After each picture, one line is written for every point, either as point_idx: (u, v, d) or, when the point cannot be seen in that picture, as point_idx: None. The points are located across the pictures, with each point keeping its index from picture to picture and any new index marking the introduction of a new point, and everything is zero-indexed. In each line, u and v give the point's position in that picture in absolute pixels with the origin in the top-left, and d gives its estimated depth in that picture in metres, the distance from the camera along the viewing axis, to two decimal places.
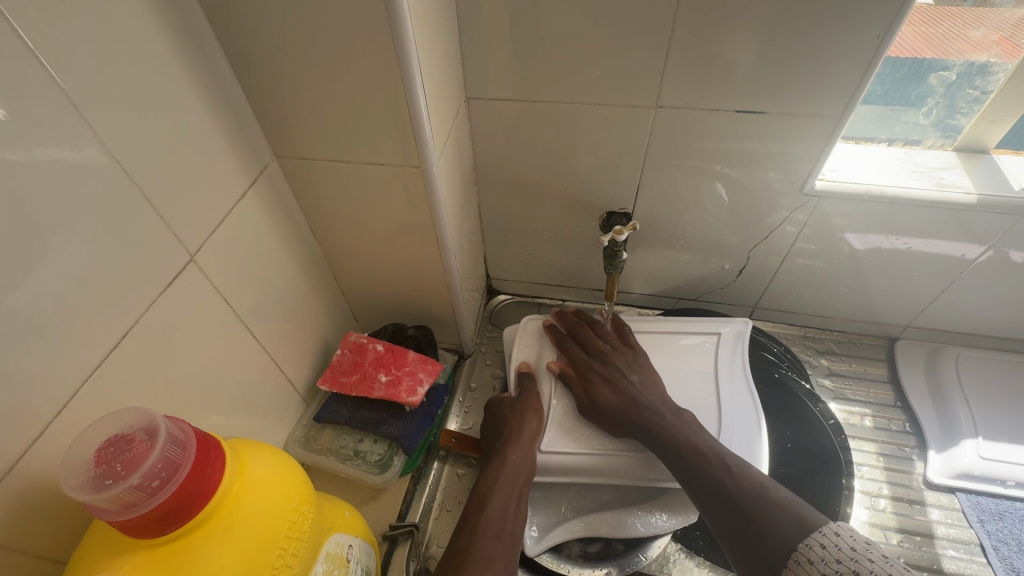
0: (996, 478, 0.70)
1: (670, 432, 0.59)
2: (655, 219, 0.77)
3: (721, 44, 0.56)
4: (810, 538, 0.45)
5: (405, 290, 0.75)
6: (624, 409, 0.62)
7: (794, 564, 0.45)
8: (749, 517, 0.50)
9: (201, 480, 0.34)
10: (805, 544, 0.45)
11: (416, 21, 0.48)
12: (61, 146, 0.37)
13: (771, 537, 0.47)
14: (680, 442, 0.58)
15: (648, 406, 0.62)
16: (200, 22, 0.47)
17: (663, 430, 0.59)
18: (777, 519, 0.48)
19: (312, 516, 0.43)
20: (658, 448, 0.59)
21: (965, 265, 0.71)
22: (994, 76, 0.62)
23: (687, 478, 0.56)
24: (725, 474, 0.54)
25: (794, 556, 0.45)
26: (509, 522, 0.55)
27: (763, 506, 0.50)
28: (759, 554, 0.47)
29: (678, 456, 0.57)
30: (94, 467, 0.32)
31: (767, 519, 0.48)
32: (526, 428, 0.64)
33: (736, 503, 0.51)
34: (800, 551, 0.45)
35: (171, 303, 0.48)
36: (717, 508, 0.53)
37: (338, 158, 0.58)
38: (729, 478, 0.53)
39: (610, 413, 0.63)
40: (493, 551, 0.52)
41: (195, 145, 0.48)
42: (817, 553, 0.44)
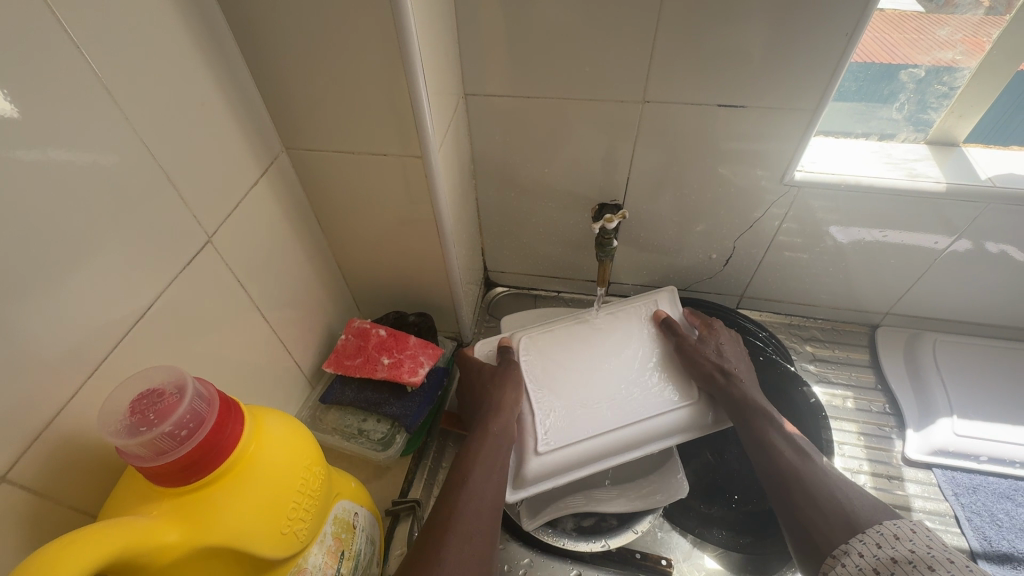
0: (970, 454, 0.73)
1: (750, 404, 0.64)
2: (645, 211, 0.81)
3: (702, 42, 0.60)
4: (901, 521, 0.47)
5: (406, 278, 0.79)
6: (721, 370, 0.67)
7: (876, 534, 0.47)
8: (826, 490, 0.54)
9: (224, 433, 0.37)
10: (892, 522, 0.47)
11: (418, 18, 0.51)
12: (94, 129, 0.40)
13: (852, 502, 0.52)
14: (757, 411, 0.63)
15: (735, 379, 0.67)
16: (215, 20, 0.51)
17: (745, 401, 0.64)
18: (856, 495, 0.53)
19: (322, 478, 0.46)
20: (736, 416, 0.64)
21: (938, 253, 0.74)
22: (960, 73, 0.66)
23: (761, 451, 0.60)
24: (801, 455, 0.58)
25: (878, 528, 0.48)
26: (490, 493, 0.56)
27: (834, 478, 0.55)
28: (832, 517, 0.52)
29: (751, 424, 0.62)
30: (128, 416, 0.35)
31: (846, 494, 0.53)
32: (506, 399, 0.64)
33: (815, 472, 0.56)
34: (888, 527, 0.47)
35: (189, 281, 0.51)
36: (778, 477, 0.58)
37: (343, 149, 0.62)
38: (808, 453, 0.59)
39: (706, 372, 0.67)
40: (475, 525, 0.52)
41: (211, 133, 0.51)
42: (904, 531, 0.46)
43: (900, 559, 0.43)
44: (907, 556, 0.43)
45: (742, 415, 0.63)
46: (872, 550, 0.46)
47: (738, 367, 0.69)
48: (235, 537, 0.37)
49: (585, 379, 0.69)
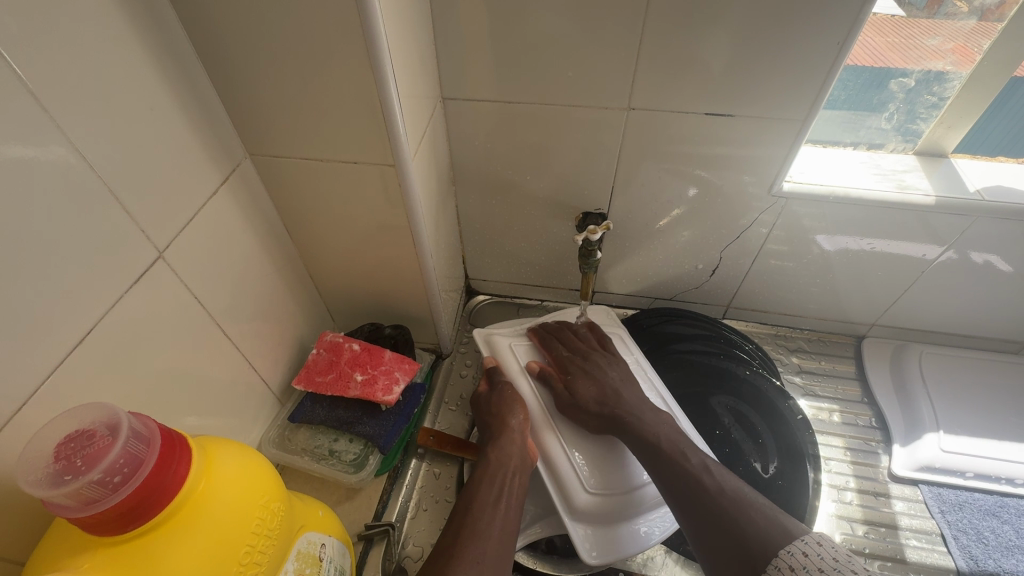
0: (956, 470, 0.72)
1: (650, 432, 0.60)
2: (630, 221, 0.79)
3: (690, 48, 0.58)
4: (792, 545, 0.47)
5: (382, 289, 0.75)
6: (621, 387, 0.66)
7: (774, 571, 0.46)
8: (726, 514, 0.52)
9: (167, 475, 0.34)
10: (787, 552, 0.47)
11: (389, 20, 0.48)
12: (24, 140, 0.36)
13: (744, 522, 0.51)
14: (660, 439, 0.59)
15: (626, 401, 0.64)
16: (168, 18, 0.47)
17: (647, 429, 0.61)
18: (758, 524, 0.50)
19: (281, 513, 0.43)
20: (637, 447, 0.60)
21: (927, 264, 0.73)
22: (950, 83, 0.64)
23: (663, 477, 0.57)
24: (704, 474, 0.56)
25: (776, 562, 0.47)
26: (505, 523, 0.55)
27: (741, 505, 0.53)
28: (733, 547, 0.50)
29: (657, 455, 0.58)
30: (53, 462, 0.32)
31: (744, 516, 0.51)
32: (511, 424, 0.63)
33: (714, 495, 0.54)
34: (783, 558, 0.46)
35: (138, 300, 0.47)
36: (685, 504, 0.55)
37: (312, 156, 0.58)
38: (708, 477, 0.55)
39: (592, 405, 0.63)
40: (483, 550, 0.51)
41: (163, 140, 0.48)
42: (799, 561, 0.46)
43: None
44: None
45: (646, 450, 0.59)
46: None
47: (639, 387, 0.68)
48: None
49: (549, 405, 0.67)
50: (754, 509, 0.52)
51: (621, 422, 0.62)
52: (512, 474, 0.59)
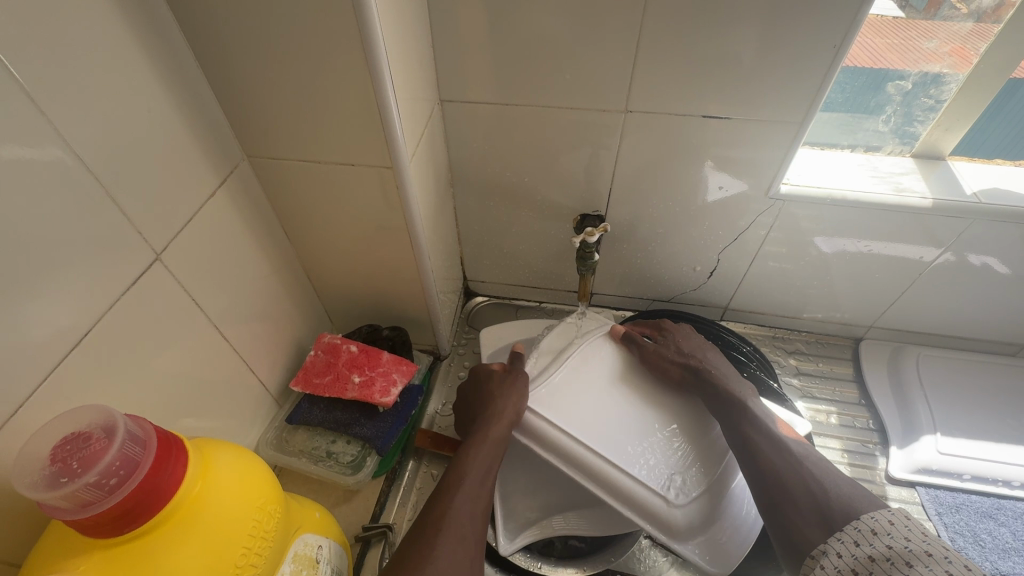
0: (953, 472, 0.72)
1: (733, 394, 0.64)
2: (628, 223, 0.79)
3: (687, 50, 0.58)
4: (878, 513, 0.50)
5: (380, 291, 0.75)
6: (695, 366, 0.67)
7: (854, 531, 0.50)
8: (806, 483, 0.55)
9: (163, 478, 0.34)
10: (870, 517, 0.50)
11: (386, 23, 0.48)
12: (21, 143, 0.36)
13: (829, 493, 0.54)
14: (743, 401, 0.63)
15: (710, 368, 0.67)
16: (165, 21, 0.47)
17: (728, 391, 0.64)
18: (839, 498, 0.53)
19: (277, 515, 0.43)
20: (720, 409, 0.63)
21: (924, 266, 0.73)
22: (947, 86, 0.64)
23: (744, 447, 0.60)
24: (778, 450, 0.59)
25: (857, 525, 0.50)
26: (479, 503, 0.55)
27: (825, 478, 0.56)
28: (827, 515, 0.52)
29: (734, 416, 0.62)
30: (49, 464, 0.32)
31: (825, 486, 0.55)
32: (499, 406, 0.62)
33: (797, 466, 0.57)
34: (866, 522, 0.49)
35: (135, 302, 0.47)
36: (763, 476, 0.57)
37: (309, 158, 0.58)
38: (793, 443, 0.60)
39: (674, 368, 0.67)
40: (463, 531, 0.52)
41: (160, 142, 0.48)
42: (882, 526, 0.48)
43: (886, 556, 0.46)
44: (891, 554, 0.45)
45: (726, 411, 0.63)
46: (851, 548, 0.48)
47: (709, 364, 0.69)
48: None
49: (593, 418, 0.63)
50: (832, 483, 0.55)
51: (703, 386, 0.65)
52: (493, 457, 0.59)
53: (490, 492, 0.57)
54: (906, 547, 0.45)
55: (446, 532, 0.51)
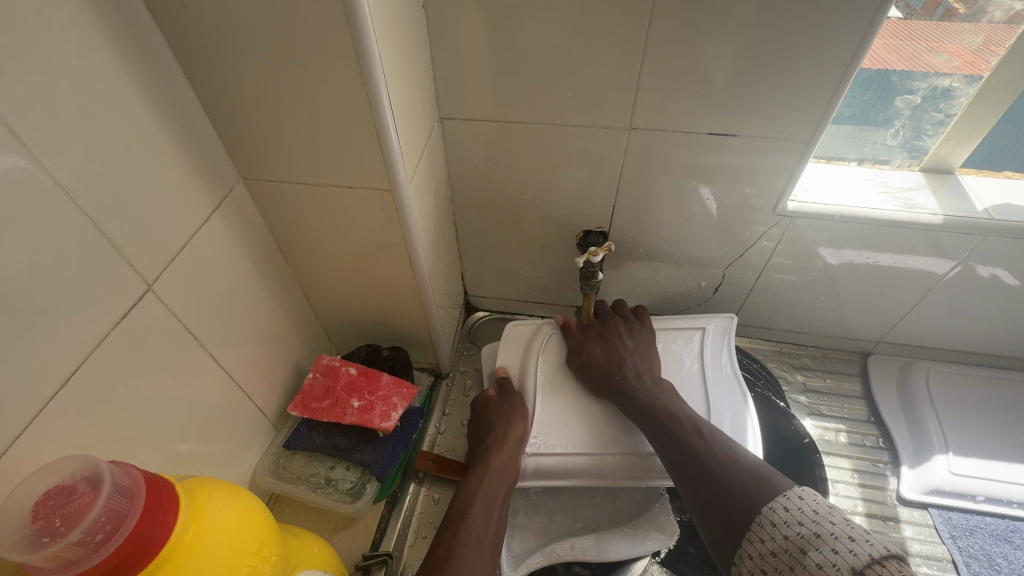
0: (967, 493, 0.71)
1: (648, 402, 0.63)
2: (632, 238, 0.77)
3: (691, 67, 0.57)
4: (776, 501, 0.46)
5: (379, 310, 0.74)
6: (615, 376, 0.66)
7: (757, 527, 0.46)
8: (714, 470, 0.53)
9: (152, 530, 0.33)
10: (768, 507, 0.46)
11: (384, 43, 0.47)
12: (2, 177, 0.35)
13: (723, 478, 0.51)
14: (656, 406, 0.62)
15: (636, 378, 0.66)
16: (157, 46, 0.46)
17: (646, 402, 0.63)
18: (742, 481, 0.50)
19: (274, 558, 0.41)
20: (638, 414, 0.63)
21: (937, 279, 0.72)
22: (957, 100, 0.63)
23: (664, 446, 0.59)
24: (697, 437, 0.57)
25: (757, 517, 0.46)
26: (489, 530, 0.55)
27: (727, 464, 0.53)
28: (719, 507, 0.50)
29: (654, 420, 0.61)
30: (31, 522, 0.30)
31: (727, 474, 0.52)
32: (503, 433, 0.65)
33: (706, 463, 0.54)
34: (765, 513, 0.46)
35: (127, 334, 0.46)
36: (679, 470, 0.56)
37: (307, 181, 0.57)
38: (699, 439, 0.57)
39: (599, 368, 0.68)
40: (474, 562, 0.52)
41: (152, 170, 0.46)
42: (779, 515, 0.45)
43: (784, 548, 0.42)
44: (788, 544, 0.42)
45: (647, 417, 0.62)
46: (758, 546, 0.45)
47: (639, 369, 0.67)
48: None
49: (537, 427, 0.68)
50: (736, 461, 0.53)
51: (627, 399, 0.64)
52: (503, 483, 0.60)
53: (500, 518, 0.57)
54: (799, 533, 0.42)
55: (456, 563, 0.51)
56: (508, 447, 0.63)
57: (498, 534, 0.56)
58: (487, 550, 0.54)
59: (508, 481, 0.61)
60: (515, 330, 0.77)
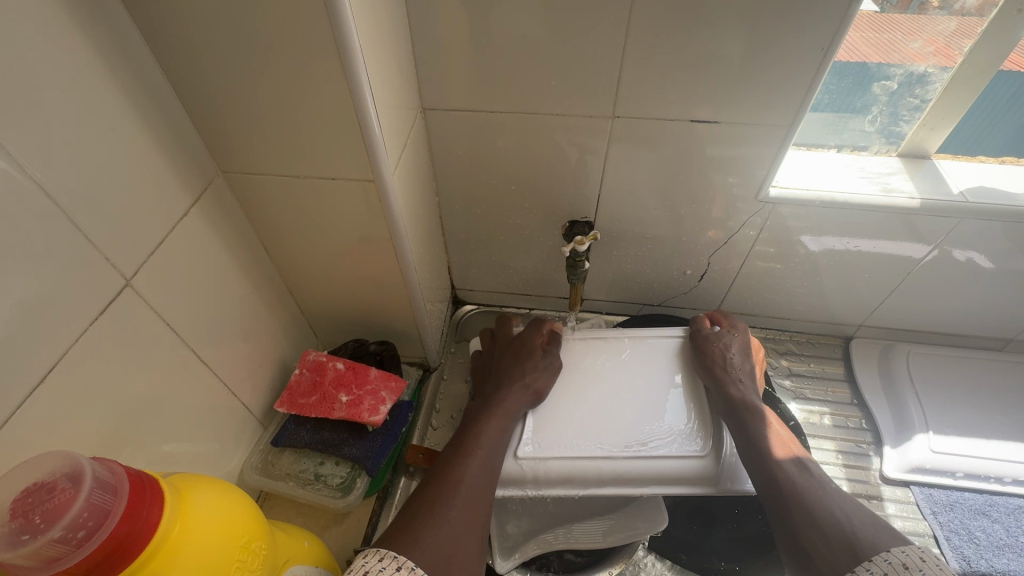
0: (947, 470, 0.72)
1: (749, 407, 0.62)
2: (617, 227, 0.78)
3: (674, 55, 0.57)
4: (908, 547, 0.43)
5: (365, 304, 0.73)
6: (733, 376, 0.65)
7: (892, 559, 0.42)
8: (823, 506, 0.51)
9: (137, 524, 0.32)
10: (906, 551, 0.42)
11: (364, 30, 0.46)
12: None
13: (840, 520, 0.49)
14: (744, 404, 0.62)
15: (743, 385, 0.64)
16: (130, 35, 0.44)
17: (747, 405, 0.62)
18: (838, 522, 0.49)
19: (263, 552, 0.41)
20: (731, 410, 0.62)
21: (913, 265, 0.73)
22: (932, 85, 0.64)
23: (752, 452, 0.59)
24: (800, 471, 0.56)
25: (894, 554, 0.42)
26: (490, 455, 0.57)
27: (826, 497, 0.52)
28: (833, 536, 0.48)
29: (741, 419, 0.61)
30: (10, 520, 0.29)
31: (838, 510, 0.50)
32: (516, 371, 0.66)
33: (819, 494, 0.52)
34: (898, 553, 0.42)
35: (106, 331, 0.45)
36: (767, 480, 0.56)
37: (288, 173, 0.56)
38: (803, 473, 0.55)
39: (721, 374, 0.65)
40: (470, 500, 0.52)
41: (128, 162, 0.45)
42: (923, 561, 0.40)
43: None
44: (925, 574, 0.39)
45: (740, 417, 0.61)
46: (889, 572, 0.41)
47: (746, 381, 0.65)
48: None
49: (578, 430, 0.63)
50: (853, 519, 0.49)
51: (726, 395, 0.63)
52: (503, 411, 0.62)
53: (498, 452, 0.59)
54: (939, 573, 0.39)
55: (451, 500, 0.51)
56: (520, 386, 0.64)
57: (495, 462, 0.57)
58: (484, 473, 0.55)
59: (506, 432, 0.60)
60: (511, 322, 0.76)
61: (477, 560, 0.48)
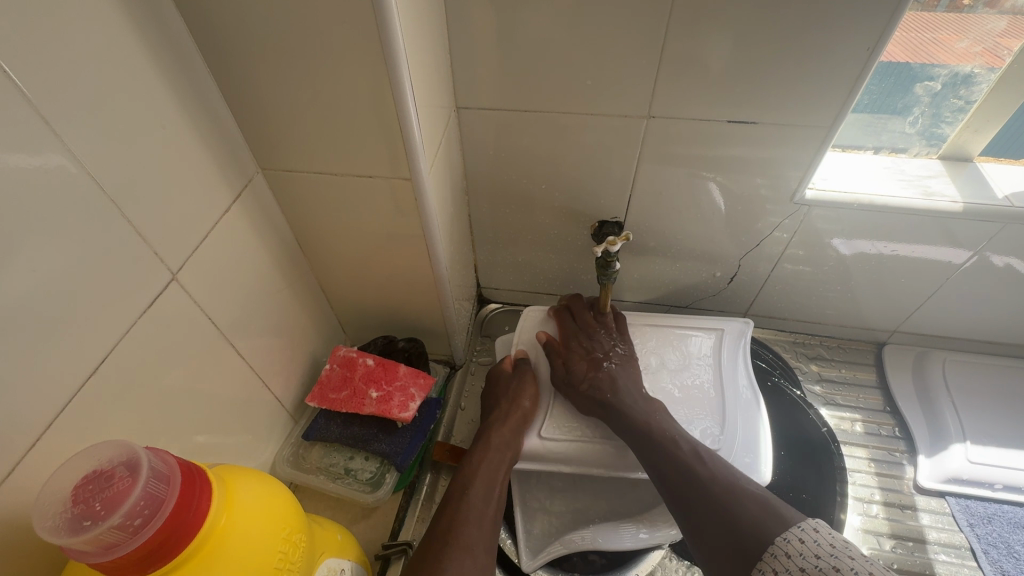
0: (985, 482, 0.70)
1: (641, 420, 0.61)
2: (646, 228, 0.77)
3: (712, 54, 0.56)
4: (788, 532, 0.47)
5: (395, 301, 0.74)
6: (604, 394, 0.64)
7: (772, 553, 0.47)
8: (715, 501, 0.52)
9: (188, 514, 0.33)
10: (782, 539, 0.47)
11: (406, 29, 0.46)
12: (20, 153, 0.34)
13: (736, 507, 0.51)
14: (649, 423, 0.60)
15: (629, 395, 0.64)
16: (179, 34, 0.45)
17: (637, 416, 0.61)
18: (749, 506, 0.51)
19: (303, 544, 0.42)
20: (625, 430, 0.61)
21: (952, 271, 0.72)
22: (978, 86, 0.62)
23: (650, 462, 0.58)
24: (697, 461, 0.56)
25: (776, 543, 0.47)
26: (488, 508, 0.57)
27: (735, 490, 0.53)
28: (726, 529, 0.50)
29: (646, 438, 0.59)
30: (71, 506, 0.30)
31: (736, 500, 0.52)
32: (521, 404, 0.66)
33: (706, 486, 0.54)
34: (778, 543, 0.47)
35: (151, 323, 0.46)
36: (668, 482, 0.56)
37: (325, 171, 0.57)
38: (700, 462, 0.56)
39: (585, 389, 0.65)
40: (474, 538, 0.53)
41: (174, 159, 0.46)
42: (794, 547, 0.46)
43: None
44: None
45: (633, 437, 0.60)
46: None
47: (625, 384, 0.65)
48: None
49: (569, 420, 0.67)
50: (743, 491, 0.53)
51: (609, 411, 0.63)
52: (503, 449, 0.63)
53: (497, 499, 0.59)
54: (816, 567, 0.44)
55: (455, 545, 0.52)
56: (514, 421, 0.65)
57: (496, 516, 0.57)
58: (482, 532, 0.54)
59: (507, 461, 0.62)
60: (529, 317, 0.78)
61: None
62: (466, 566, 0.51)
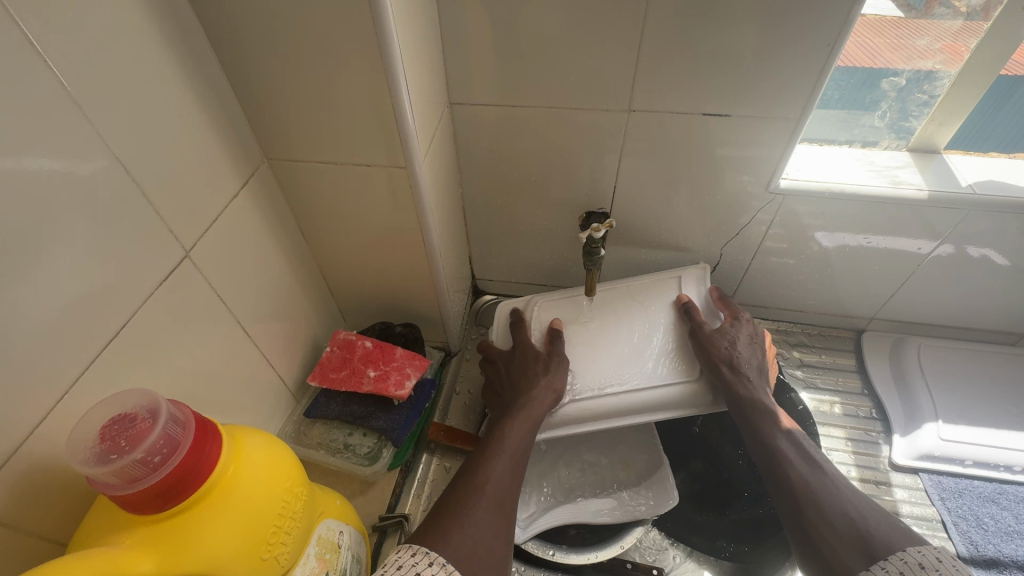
0: (955, 458, 0.74)
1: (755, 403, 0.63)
2: (632, 219, 0.81)
3: (688, 50, 0.60)
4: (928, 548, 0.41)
5: (392, 288, 0.78)
6: (724, 359, 0.66)
7: (899, 562, 0.41)
8: (815, 495, 0.52)
9: (201, 458, 0.36)
10: (919, 552, 0.41)
11: (401, 30, 0.51)
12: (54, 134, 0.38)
13: (839, 507, 0.50)
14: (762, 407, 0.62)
15: (750, 378, 0.65)
16: (194, 32, 0.49)
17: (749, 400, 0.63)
18: (848, 511, 0.50)
19: (303, 497, 0.45)
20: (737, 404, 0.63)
21: (922, 258, 0.75)
22: (939, 81, 0.66)
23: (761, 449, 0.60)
24: (806, 459, 0.57)
25: (902, 555, 0.42)
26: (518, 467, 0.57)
27: (836, 491, 0.52)
28: (821, 520, 0.50)
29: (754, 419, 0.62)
30: (99, 443, 0.34)
31: (838, 502, 0.51)
32: (539, 375, 0.66)
33: (808, 482, 0.54)
34: (914, 554, 0.41)
35: (166, 298, 0.49)
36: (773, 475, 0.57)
37: (326, 161, 0.61)
38: (807, 462, 0.57)
39: (703, 343, 0.68)
40: (501, 493, 0.53)
41: (189, 146, 0.50)
42: (931, 560, 0.39)
43: None
44: None
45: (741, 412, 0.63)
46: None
47: (744, 355, 0.67)
48: (210, 565, 0.36)
49: (639, 369, 0.69)
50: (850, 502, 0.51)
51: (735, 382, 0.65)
52: (528, 421, 0.62)
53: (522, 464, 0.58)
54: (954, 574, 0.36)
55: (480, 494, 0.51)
56: (548, 398, 0.64)
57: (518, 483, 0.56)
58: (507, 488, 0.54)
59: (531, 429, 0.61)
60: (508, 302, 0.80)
61: (501, 557, 0.48)
62: (490, 517, 0.50)
